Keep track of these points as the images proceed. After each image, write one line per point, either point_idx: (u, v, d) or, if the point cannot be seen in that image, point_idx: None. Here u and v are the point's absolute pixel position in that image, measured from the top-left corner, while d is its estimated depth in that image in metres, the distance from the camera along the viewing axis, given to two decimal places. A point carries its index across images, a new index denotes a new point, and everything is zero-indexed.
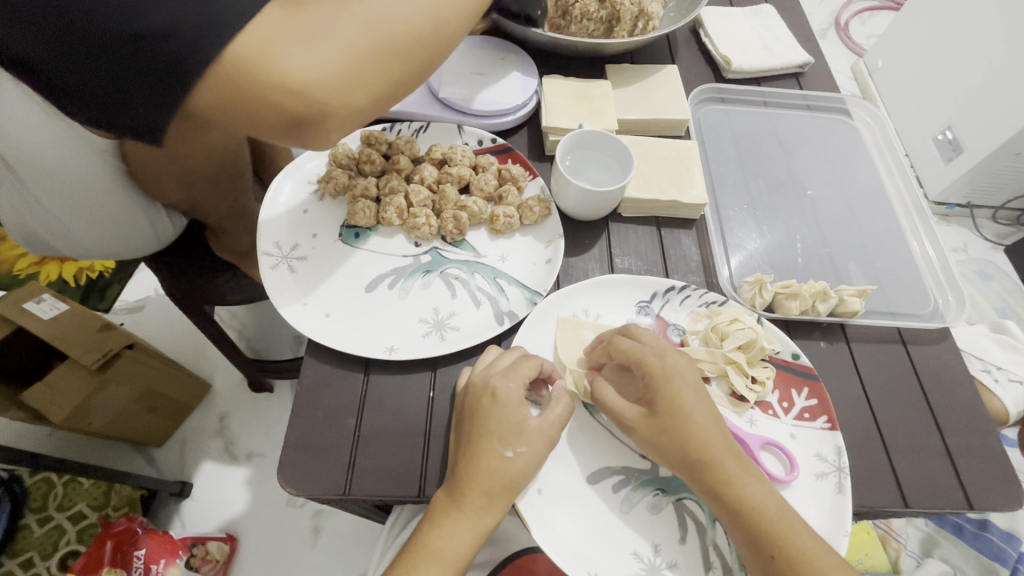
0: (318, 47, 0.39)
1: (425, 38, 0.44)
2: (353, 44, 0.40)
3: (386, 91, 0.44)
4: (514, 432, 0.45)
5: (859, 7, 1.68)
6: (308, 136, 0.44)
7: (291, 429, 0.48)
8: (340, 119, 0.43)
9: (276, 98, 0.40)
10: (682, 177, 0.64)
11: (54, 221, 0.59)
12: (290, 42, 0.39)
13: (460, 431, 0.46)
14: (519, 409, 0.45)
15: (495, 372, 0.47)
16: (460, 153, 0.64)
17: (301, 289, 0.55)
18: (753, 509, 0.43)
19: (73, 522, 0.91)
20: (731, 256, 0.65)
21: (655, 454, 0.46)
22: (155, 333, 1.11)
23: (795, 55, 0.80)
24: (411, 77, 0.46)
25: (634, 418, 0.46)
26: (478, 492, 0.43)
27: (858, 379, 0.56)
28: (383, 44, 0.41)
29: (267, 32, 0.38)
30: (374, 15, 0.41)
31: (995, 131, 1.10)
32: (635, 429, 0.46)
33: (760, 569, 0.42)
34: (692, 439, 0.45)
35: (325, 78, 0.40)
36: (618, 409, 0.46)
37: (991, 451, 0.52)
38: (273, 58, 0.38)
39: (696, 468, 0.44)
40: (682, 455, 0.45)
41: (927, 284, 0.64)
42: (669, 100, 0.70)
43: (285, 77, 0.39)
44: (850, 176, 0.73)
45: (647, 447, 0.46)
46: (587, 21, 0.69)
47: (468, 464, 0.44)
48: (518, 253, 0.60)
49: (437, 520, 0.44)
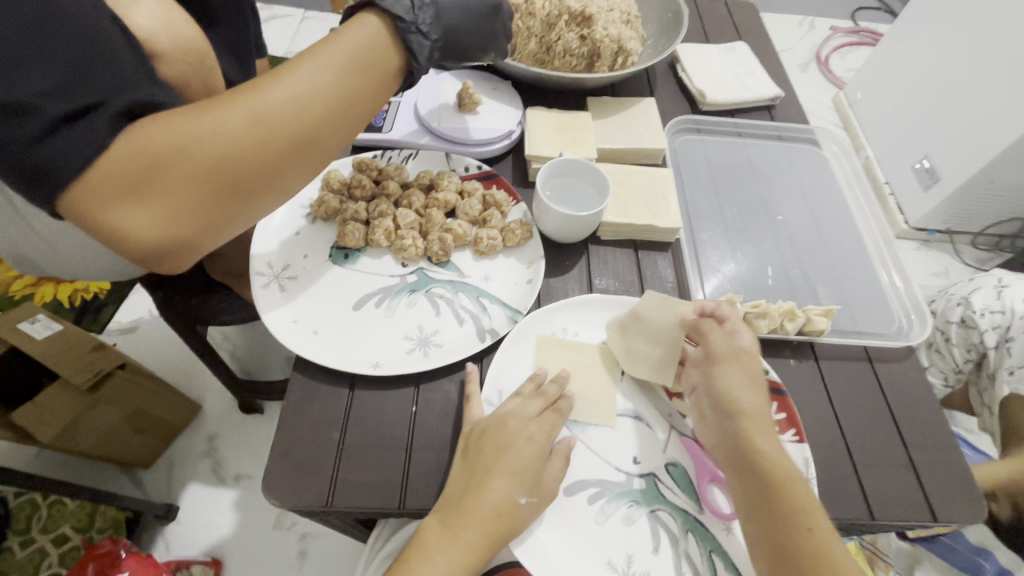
0: (151, 198, 0.39)
1: (281, 160, 0.44)
2: (192, 188, 0.40)
3: (243, 210, 0.44)
4: (509, 458, 0.46)
5: (839, 43, 1.78)
6: (169, 267, 0.45)
7: (277, 443, 0.50)
8: (201, 248, 0.44)
9: (122, 248, 0.40)
10: (658, 203, 0.67)
11: (47, 246, 0.59)
12: (117, 194, 0.38)
13: (465, 457, 0.47)
14: (528, 436, 0.48)
15: (489, 423, 0.48)
16: (447, 180, 0.67)
17: (290, 308, 0.57)
18: (790, 476, 0.46)
19: (56, 545, 0.90)
20: (707, 279, 0.68)
21: (739, 390, 0.51)
22: (148, 355, 1.12)
23: (766, 89, 0.84)
24: (274, 191, 0.46)
25: (733, 353, 0.53)
26: (473, 523, 0.44)
27: (826, 394, 0.58)
28: (229, 178, 0.42)
29: (93, 182, 0.37)
30: (213, 151, 0.40)
31: (971, 160, 1.16)
32: (736, 363, 0.52)
33: (795, 535, 0.43)
34: (758, 395, 0.51)
35: (167, 223, 0.40)
36: (724, 345, 0.54)
37: (954, 465, 0.54)
38: (105, 214, 0.38)
39: (758, 421, 0.49)
40: (755, 404, 0.50)
41: (894, 306, 0.67)
42: (647, 130, 0.74)
43: (123, 229, 0.39)
44: (819, 204, 0.77)
45: (726, 381, 0.51)
46: (570, 56, 0.74)
47: (468, 490, 0.45)
48: (501, 273, 0.63)
49: (424, 545, 0.45)
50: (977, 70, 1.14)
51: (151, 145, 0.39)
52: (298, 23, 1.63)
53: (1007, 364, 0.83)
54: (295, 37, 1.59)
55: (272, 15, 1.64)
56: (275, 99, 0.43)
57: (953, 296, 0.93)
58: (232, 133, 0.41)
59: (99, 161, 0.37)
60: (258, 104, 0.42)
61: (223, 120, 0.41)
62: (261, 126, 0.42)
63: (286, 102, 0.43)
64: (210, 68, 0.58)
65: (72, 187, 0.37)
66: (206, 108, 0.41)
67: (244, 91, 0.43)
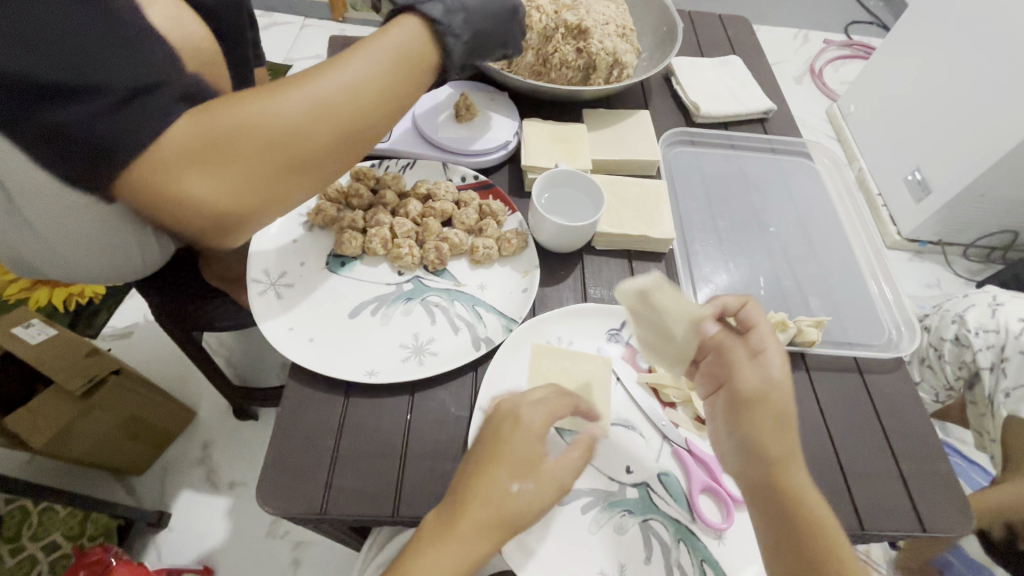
0: (217, 172, 0.40)
1: (338, 144, 0.45)
2: (255, 165, 0.42)
3: (299, 190, 0.46)
4: (520, 461, 0.44)
5: (832, 56, 1.81)
6: (220, 243, 0.46)
7: (272, 450, 0.50)
8: (256, 224, 0.45)
9: (183, 219, 0.41)
10: (652, 214, 0.68)
11: (45, 248, 0.59)
12: (185, 165, 0.39)
13: (476, 446, 0.46)
14: (516, 418, 0.46)
15: (497, 416, 0.47)
16: (444, 189, 0.68)
17: (287, 315, 0.58)
18: (820, 527, 0.43)
19: (47, 553, 0.89)
20: (700, 289, 0.69)
21: (768, 436, 0.46)
22: (143, 360, 1.12)
23: (760, 103, 0.86)
24: (326, 174, 0.47)
25: (761, 385, 0.48)
26: (468, 520, 0.42)
27: (817, 405, 0.59)
28: (288, 155, 0.43)
29: (162, 153, 0.38)
30: (277, 131, 0.42)
31: (961, 172, 1.18)
32: (766, 402, 0.47)
33: None
34: (789, 433, 0.47)
35: (229, 197, 0.41)
36: (749, 376, 0.48)
37: (942, 476, 0.55)
38: (171, 183, 0.39)
39: (786, 466, 0.45)
40: (783, 448, 0.46)
41: (884, 318, 0.68)
42: (641, 142, 0.76)
43: (185, 200, 0.40)
44: (810, 215, 0.78)
45: (753, 420, 0.47)
46: (566, 68, 0.76)
47: (469, 481, 0.44)
48: (496, 282, 0.63)
49: (419, 545, 0.43)
50: (968, 84, 1.16)
51: (219, 121, 0.40)
52: (297, 31, 1.65)
53: (1003, 386, 0.83)
54: (294, 45, 1.60)
55: (271, 23, 1.66)
56: (332, 83, 0.44)
57: (948, 313, 0.93)
58: (295, 114, 0.42)
59: (168, 134, 0.39)
60: (319, 89, 0.44)
61: (286, 103, 0.42)
62: (321, 109, 0.44)
63: (344, 89, 0.45)
64: (212, 76, 0.59)
65: (138, 161, 0.38)
66: (268, 91, 0.43)
67: (304, 76, 0.44)
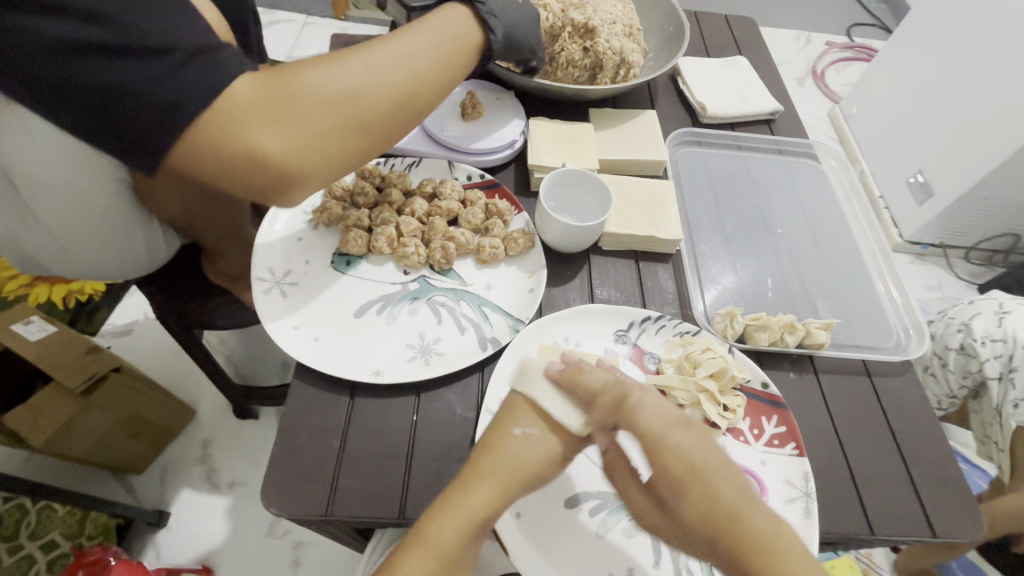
0: (284, 128, 0.43)
1: (392, 111, 0.48)
2: (319, 123, 0.44)
3: (356, 154, 0.48)
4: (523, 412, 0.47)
5: (834, 57, 1.81)
6: (277, 204, 0.48)
7: (277, 450, 0.50)
8: (314, 184, 0.48)
9: (249, 173, 0.43)
10: (659, 214, 0.67)
11: (49, 238, 0.58)
12: (257, 119, 0.42)
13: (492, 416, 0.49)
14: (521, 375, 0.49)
15: (502, 413, 0.47)
16: (450, 188, 0.67)
17: (292, 314, 0.57)
18: None
19: (44, 552, 0.89)
20: (707, 289, 0.68)
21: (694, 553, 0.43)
22: (143, 358, 1.11)
23: (766, 103, 0.86)
24: (378, 142, 0.50)
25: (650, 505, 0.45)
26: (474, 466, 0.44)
27: (825, 408, 0.58)
28: (348, 117, 0.46)
29: (236, 109, 0.42)
30: (339, 93, 0.45)
31: (964, 175, 1.18)
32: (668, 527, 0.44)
33: None
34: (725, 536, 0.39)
35: (294, 153, 0.44)
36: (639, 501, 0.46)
37: (951, 481, 0.55)
38: (243, 136, 0.42)
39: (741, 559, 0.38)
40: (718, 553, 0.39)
41: (892, 320, 0.67)
42: (648, 142, 0.75)
43: (254, 152, 0.42)
44: (817, 217, 0.78)
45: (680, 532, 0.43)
46: (573, 68, 0.75)
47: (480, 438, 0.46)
48: (502, 282, 0.63)
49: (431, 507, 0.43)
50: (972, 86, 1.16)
51: (288, 84, 0.44)
52: (299, 28, 1.64)
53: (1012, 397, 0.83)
54: (295, 42, 1.60)
55: (273, 20, 1.65)
56: (387, 53, 0.48)
57: (954, 321, 0.93)
58: (355, 80, 0.46)
59: (242, 93, 0.42)
60: (376, 59, 0.47)
61: (347, 70, 0.46)
62: (379, 76, 0.47)
63: (398, 60, 0.48)
64: None
65: (207, 112, 0.41)
66: (331, 61, 0.46)
67: (362, 49, 0.48)
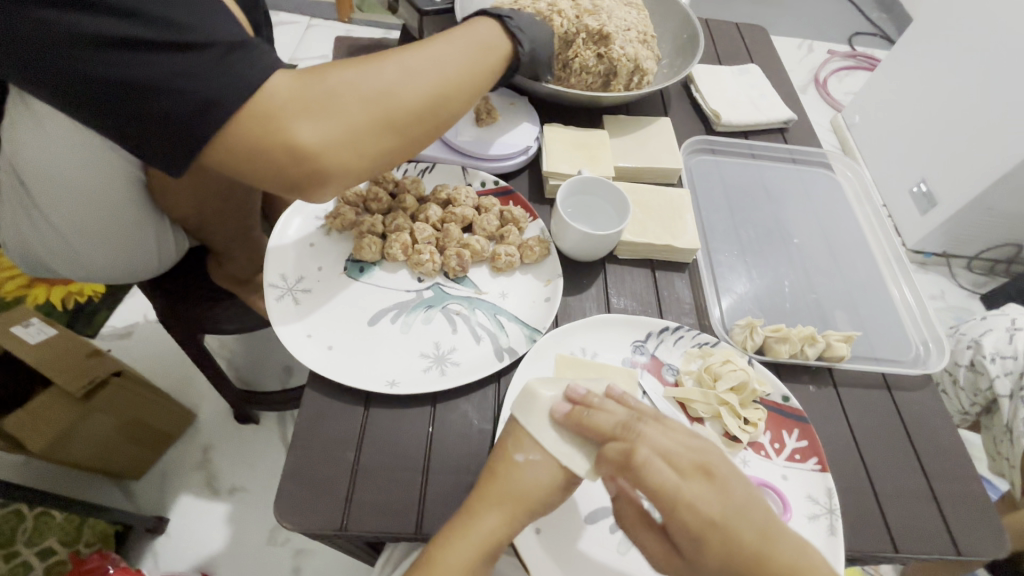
0: (322, 121, 0.44)
1: (425, 110, 0.50)
2: (355, 118, 0.46)
3: (389, 150, 0.50)
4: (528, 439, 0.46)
5: (837, 66, 1.81)
6: (309, 199, 0.49)
7: (289, 461, 0.48)
8: (346, 178, 0.48)
9: (286, 165, 0.44)
10: (675, 223, 0.67)
11: (55, 239, 0.57)
12: (297, 112, 0.43)
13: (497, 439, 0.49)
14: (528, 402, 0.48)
15: (505, 440, 0.47)
16: (465, 195, 0.66)
17: (304, 322, 0.56)
18: None
19: (40, 559, 0.87)
20: (722, 298, 0.68)
21: None
22: (144, 361, 1.10)
23: (779, 112, 0.85)
24: (411, 140, 0.51)
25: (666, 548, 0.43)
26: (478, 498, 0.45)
27: (846, 421, 0.58)
28: (384, 113, 0.47)
29: (276, 102, 0.43)
30: (375, 91, 0.47)
31: (968, 185, 1.18)
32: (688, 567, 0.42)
33: None
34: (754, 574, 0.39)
35: (330, 146, 0.45)
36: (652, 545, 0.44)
37: (974, 497, 0.54)
38: (283, 127, 0.43)
39: None
40: None
41: (909, 331, 0.67)
42: (662, 149, 0.74)
43: (293, 145, 0.44)
44: (832, 227, 0.77)
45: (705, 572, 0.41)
46: (587, 74, 0.75)
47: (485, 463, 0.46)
48: (518, 291, 0.62)
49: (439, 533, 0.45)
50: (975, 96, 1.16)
51: (326, 81, 0.45)
52: (303, 30, 1.64)
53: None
54: (298, 45, 1.59)
55: (276, 22, 1.64)
56: (418, 58, 0.50)
57: (964, 337, 0.92)
58: (391, 79, 0.48)
59: (281, 87, 0.43)
60: (409, 60, 0.49)
61: (382, 70, 0.48)
62: (412, 76, 0.49)
63: (430, 62, 0.50)
64: None
65: (250, 106, 0.42)
66: (366, 62, 0.48)
67: (395, 52, 0.50)
